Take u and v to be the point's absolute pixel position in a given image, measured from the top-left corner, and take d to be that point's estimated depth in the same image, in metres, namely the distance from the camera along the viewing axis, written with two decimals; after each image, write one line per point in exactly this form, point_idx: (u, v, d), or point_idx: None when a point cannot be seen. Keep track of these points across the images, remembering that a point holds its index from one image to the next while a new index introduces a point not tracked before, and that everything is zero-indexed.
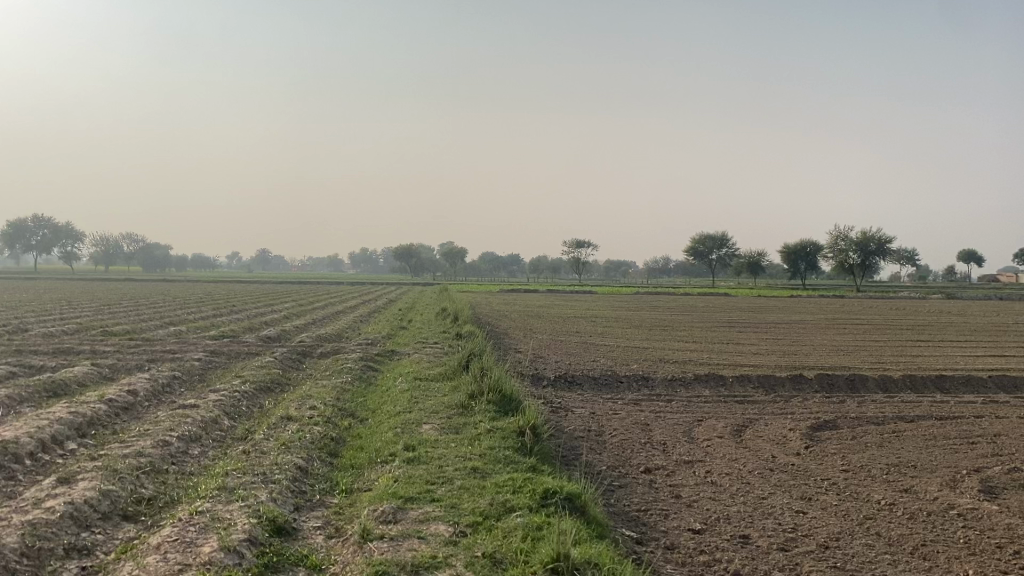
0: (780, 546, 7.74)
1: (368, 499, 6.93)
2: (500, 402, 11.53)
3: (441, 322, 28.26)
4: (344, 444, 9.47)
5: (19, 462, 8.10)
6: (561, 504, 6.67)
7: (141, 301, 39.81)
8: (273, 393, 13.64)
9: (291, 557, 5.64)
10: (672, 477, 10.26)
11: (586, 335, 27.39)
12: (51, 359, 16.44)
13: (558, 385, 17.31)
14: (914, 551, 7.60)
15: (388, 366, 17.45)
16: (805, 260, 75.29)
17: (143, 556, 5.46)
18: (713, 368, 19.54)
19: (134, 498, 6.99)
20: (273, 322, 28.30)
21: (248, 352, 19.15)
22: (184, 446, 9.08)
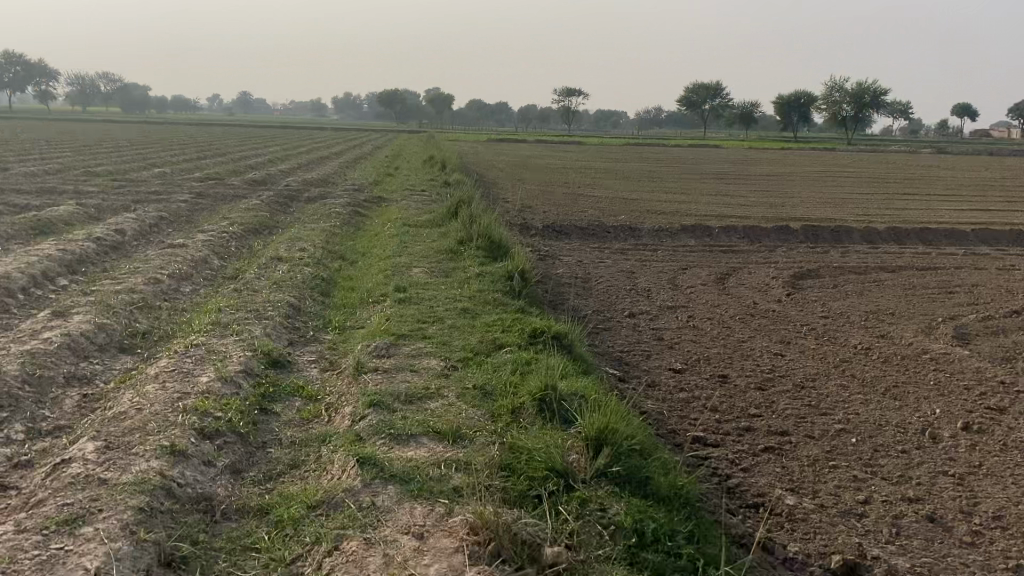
0: (757, 385, 8.04)
1: (360, 336, 7.07)
2: (488, 247, 11.59)
3: (429, 170, 27.98)
4: (335, 285, 9.57)
5: (12, 297, 8.18)
6: (549, 342, 6.84)
7: (122, 144, 39.02)
8: (262, 235, 13.64)
9: (288, 388, 5.82)
10: (656, 321, 10.50)
11: (575, 185, 27.25)
12: (36, 198, 16.28)
13: (546, 233, 17.40)
14: (886, 391, 7.91)
15: (377, 212, 17.40)
16: (799, 112, 74.23)
17: (142, 384, 5.62)
18: (701, 218, 19.60)
19: (129, 331, 7.10)
20: (259, 166, 27.95)
21: (234, 195, 19.00)
22: (175, 284, 9.16)
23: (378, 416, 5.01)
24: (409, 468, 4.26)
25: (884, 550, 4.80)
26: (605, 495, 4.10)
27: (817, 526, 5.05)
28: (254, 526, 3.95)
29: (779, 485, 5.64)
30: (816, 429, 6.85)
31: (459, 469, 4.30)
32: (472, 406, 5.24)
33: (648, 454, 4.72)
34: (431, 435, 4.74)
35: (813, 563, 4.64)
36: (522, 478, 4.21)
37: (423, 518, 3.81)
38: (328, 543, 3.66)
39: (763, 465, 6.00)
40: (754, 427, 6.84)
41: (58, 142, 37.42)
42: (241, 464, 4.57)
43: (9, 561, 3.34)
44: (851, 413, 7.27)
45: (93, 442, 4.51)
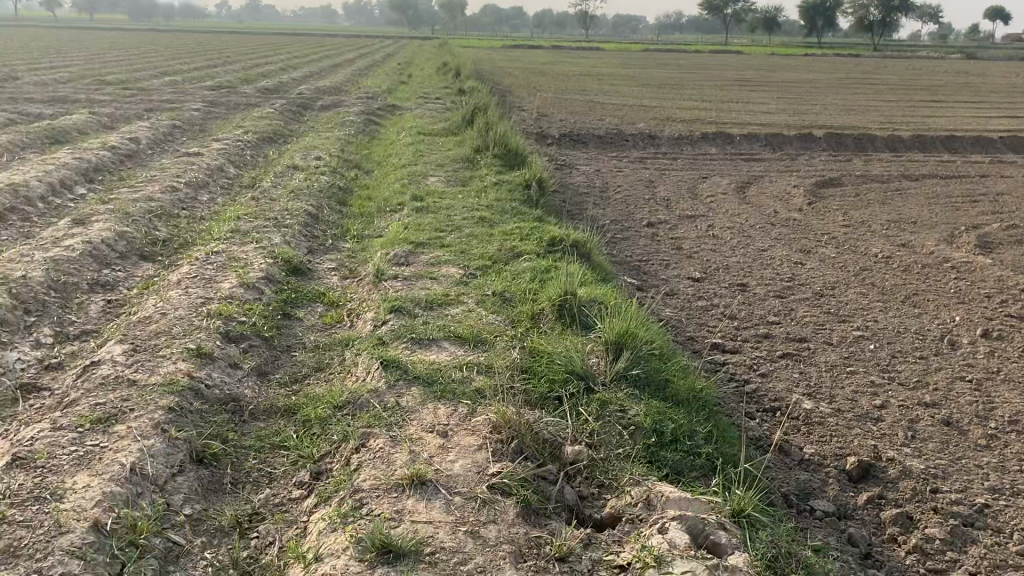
0: (776, 294, 8.02)
1: (379, 244, 7.06)
2: (505, 156, 11.45)
3: (443, 77, 27.47)
4: (352, 194, 9.52)
5: (32, 206, 8.20)
6: (568, 250, 6.81)
7: (133, 52, 38.47)
8: (277, 144, 13.53)
9: (309, 295, 5.85)
10: (675, 230, 10.43)
11: (592, 93, 26.72)
12: (48, 107, 16.16)
13: (564, 142, 17.15)
14: (905, 299, 7.89)
15: (392, 120, 17.17)
16: (824, 16, 71.88)
17: (166, 290, 5.66)
18: (721, 126, 19.24)
19: (150, 239, 7.13)
20: (271, 74, 27.51)
21: (247, 103, 18.78)
22: (193, 192, 9.13)
23: (399, 321, 5.05)
24: (431, 371, 4.32)
25: (899, 452, 4.87)
26: (626, 397, 4.15)
27: (833, 429, 5.12)
28: (281, 426, 4.05)
29: (797, 390, 5.69)
30: (835, 336, 6.87)
31: (481, 372, 4.35)
32: (492, 312, 5.26)
33: (668, 359, 4.75)
34: (451, 339, 4.78)
35: (829, 464, 4.72)
36: (543, 380, 4.26)
37: (447, 418, 3.88)
38: (355, 441, 3.75)
39: (781, 370, 6.04)
40: (772, 334, 6.86)
41: (69, 51, 36.92)
42: (267, 367, 4.65)
43: (48, 456, 3.45)
44: (869, 320, 7.27)
45: (121, 346, 4.59)
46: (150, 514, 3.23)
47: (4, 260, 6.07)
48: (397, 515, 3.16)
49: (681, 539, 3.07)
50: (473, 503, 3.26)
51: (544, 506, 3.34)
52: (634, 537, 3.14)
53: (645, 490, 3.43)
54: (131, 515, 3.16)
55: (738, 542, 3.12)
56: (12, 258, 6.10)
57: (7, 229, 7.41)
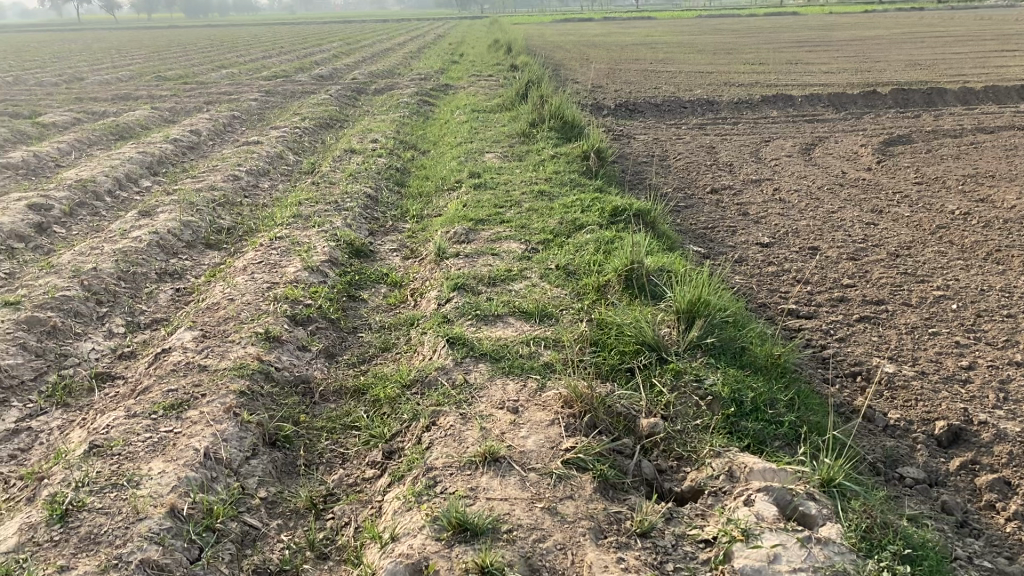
0: (850, 256, 7.75)
1: (439, 222, 7.00)
2: (562, 129, 11.27)
3: (495, 54, 27.28)
4: (409, 174, 9.48)
5: (100, 201, 8.39)
6: (631, 220, 6.63)
7: (190, 47, 39.19)
8: (333, 129, 13.59)
9: (372, 276, 5.83)
10: (741, 196, 10.14)
11: (646, 61, 26.20)
12: (112, 105, 16.55)
13: (619, 114, 16.85)
14: (988, 256, 7.51)
15: (445, 100, 17.12)
16: None
17: (231, 277, 5.69)
18: (782, 89, 18.69)
19: (214, 227, 7.21)
20: (324, 62, 27.73)
21: (303, 91, 18.95)
22: (254, 179, 9.23)
23: (464, 298, 4.98)
24: (498, 346, 4.24)
25: (991, 415, 4.62)
26: (701, 366, 3.99)
27: (918, 393, 4.88)
28: (351, 407, 4.02)
29: (877, 354, 5.47)
30: (914, 296, 6.58)
31: (549, 346, 4.26)
32: (556, 285, 5.14)
33: (742, 326, 4.57)
34: (517, 314, 4.70)
35: (916, 429, 4.50)
36: (614, 353, 4.15)
37: (517, 393, 3.81)
38: (425, 419, 3.70)
39: (858, 334, 5.81)
40: (847, 298, 6.62)
41: (129, 49, 37.78)
42: (334, 349, 4.62)
43: (124, 442, 3.48)
44: (950, 279, 6.95)
45: (190, 333, 4.62)
46: (225, 498, 3.23)
47: (75, 254, 6.19)
48: (471, 491, 3.09)
49: (767, 512, 2.94)
50: (549, 479, 3.17)
51: (621, 481, 3.26)
52: (717, 510, 3.03)
53: (725, 461, 3.29)
54: (206, 499, 3.16)
55: (828, 512, 2.97)
56: (83, 252, 6.22)
57: (78, 224, 7.59)
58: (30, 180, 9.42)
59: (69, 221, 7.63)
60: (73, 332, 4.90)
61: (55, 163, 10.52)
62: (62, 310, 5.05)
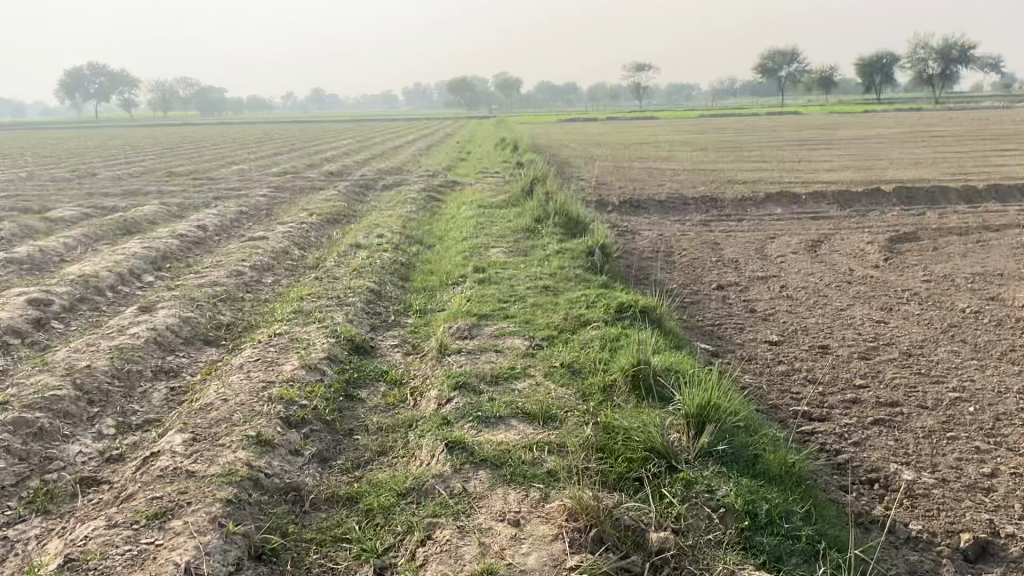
0: (861, 355, 7.60)
1: (442, 318, 6.89)
2: (567, 225, 11.29)
3: (501, 152, 27.77)
4: (414, 268, 9.44)
5: (102, 296, 8.34)
6: (637, 316, 6.50)
7: (203, 144, 40.07)
8: (340, 224, 13.68)
9: (372, 373, 5.70)
10: (748, 293, 10.05)
11: (651, 159, 26.62)
12: (122, 200, 16.76)
13: (624, 210, 16.98)
14: (1003, 356, 7.35)
15: (452, 196, 17.30)
16: (881, 74, 71.26)
17: (228, 376, 5.56)
18: (785, 186, 18.87)
19: (214, 324, 7.11)
20: (334, 159, 28.25)
21: (312, 187, 19.21)
22: (257, 274, 9.20)
23: (465, 399, 4.82)
24: (501, 452, 4.07)
25: (1019, 527, 4.39)
26: (712, 475, 3.80)
27: (940, 502, 4.66)
28: (345, 516, 3.83)
29: (894, 459, 5.26)
30: (930, 399, 6.39)
31: (553, 452, 4.08)
32: (561, 385, 4.98)
33: (754, 431, 4.39)
34: (520, 417, 4.53)
35: (939, 542, 4.27)
36: (621, 460, 3.97)
37: (518, 504, 3.61)
38: (421, 532, 3.50)
39: (874, 438, 5.61)
40: (860, 400, 6.44)
41: (144, 146, 38.67)
42: (329, 452, 4.45)
43: (101, 557, 3.28)
44: (965, 380, 6.78)
45: (181, 434, 4.45)
46: None
47: (70, 351, 6.08)
48: None
49: None
50: None
51: None
52: None
53: None
54: None
55: None
56: (78, 349, 6.12)
57: (78, 320, 7.52)
58: (34, 275, 9.41)
59: (69, 317, 7.56)
60: (61, 433, 4.73)
61: (61, 257, 10.55)
62: (51, 411, 4.90)
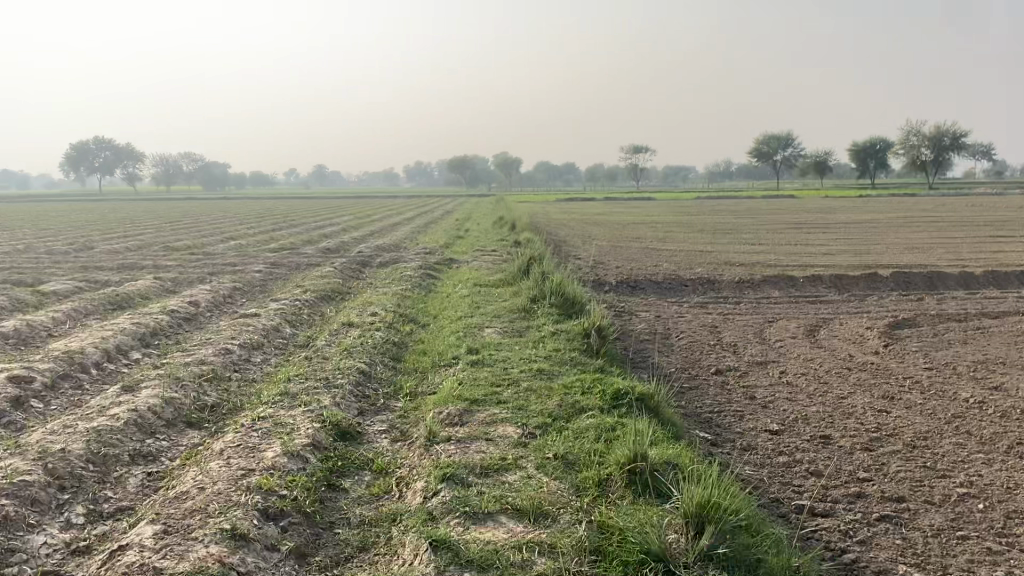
0: (864, 447, 7.38)
1: (433, 402, 6.70)
2: (563, 305, 11.17)
3: (498, 231, 27.92)
4: (407, 348, 9.28)
5: (86, 373, 8.15)
6: (633, 404, 6.31)
7: (203, 218, 40.35)
8: (334, 301, 13.57)
9: (357, 461, 5.48)
10: (746, 379, 9.87)
11: (647, 240, 26.75)
12: (117, 274, 16.69)
13: (621, 290, 16.92)
14: (1010, 450, 7.14)
15: (448, 274, 17.26)
16: (874, 159, 72.49)
17: (207, 462, 5.34)
18: (782, 269, 18.89)
19: (198, 405, 6.91)
20: (333, 235, 28.35)
21: (308, 264, 19.18)
22: (246, 353, 9.03)
23: (452, 492, 4.59)
24: (489, 552, 3.84)
25: None
26: None
27: None
28: None
29: (903, 561, 5.01)
30: (937, 494, 6.15)
31: (544, 554, 3.85)
32: (553, 478, 4.76)
33: (757, 532, 4.17)
34: (510, 513, 4.31)
35: None
36: (615, 565, 3.74)
37: None
38: None
39: (881, 537, 5.36)
40: (865, 494, 6.20)
41: (144, 219, 38.90)
42: (307, 548, 4.21)
43: None
44: (973, 475, 6.56)
45: (152, 526, 4.22)
46: None
47: (46, 432, 5.86)
48: None
49: None
50: None
51: None
52: None
53: None
54: None
55: None
56: (54, 430, 5.89)
57: (58, 398, 7.30)
58: (18, 350, 9.23)
59: (50, 395, 7.35)
60: (26, 522, 4.48)
61: (48, 332, 10.39)
62: (17, 498, 4.66)
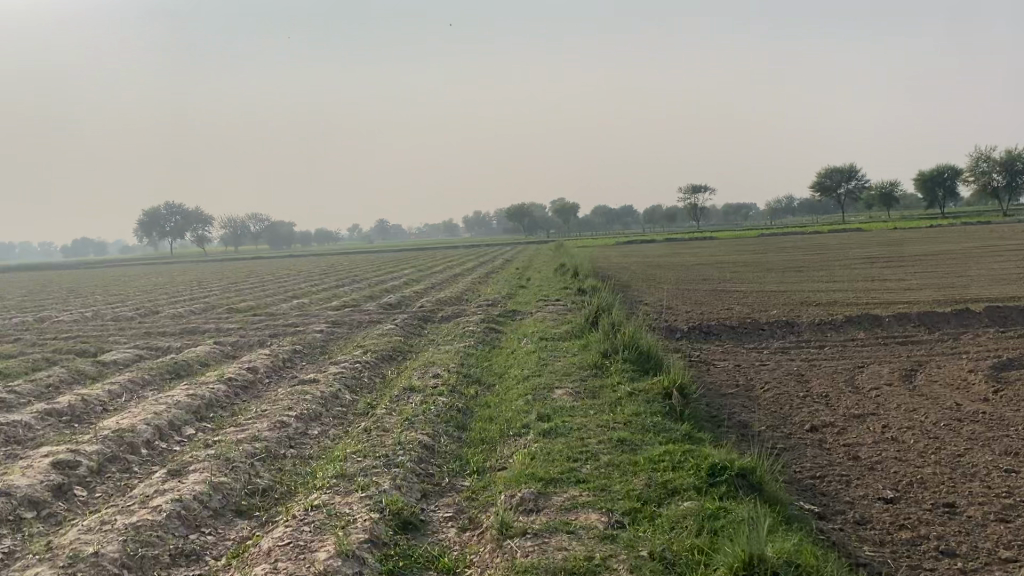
0: (998, 517, 6.40)
1: (503, 482, 5.99)
2: (638, 360, 10.37)
3: (560, 279, 27.28)
4: (471, 415, 8.57)
5: (135, 454, 7.66)
6: (733, 482, 5.52)
7: (265, 277, 40.73)
8: (396, 361, 13.02)
9: (422, 560, 4.80)
10: (846, 436, 8.92)
11: (716, 281, 25.76)
12: (178, 340, 16.51)
13: (694, 337, 16.04)
14: None
15: (512, 326, 16.63)
16: (943, 187, 69.96)
17: (252, 565, 4.72)
18: (864, 308, 17.76)
19: (248, 491, 6.32)
20: (393, 289, 28.08)
21: (369, 320, 18.79)
22: (303, 425, 8.45)
23: None
24: None
25: None
26: None
27: None
28: None
29: None
30: None
31: None
32: None
33: None
34: None
35: None
36: None
37: None
38: None
39: None
40: None
41: (208, 281, 39.46)
42: None
43: None
44: None
45: None
46: None
47: (81, 533, 5.33)
48: None
49: None
50: None
51: None
52: None
53: None
54: None
55: None
56: (91, 531, 5.37)
57: (103, 484, 6.82)
58: (69, 429, 8.86)
59: (94, 481, 6.88)
60: None
61: (103, 406, 10.04)
62: None
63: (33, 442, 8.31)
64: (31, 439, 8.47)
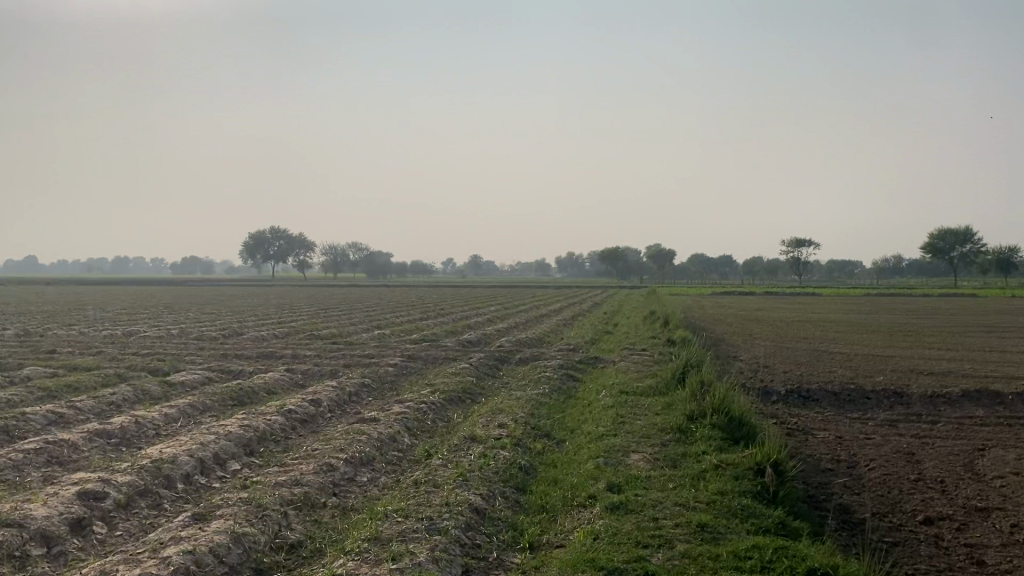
0: None
1: (556, 565, 5.13)
2: (726, 426, 9.31)
3: (649, 327, 26.15)
4: (535, 475, 7.73)
5: (170, 488, 7.13)
6: None
7: (353, 306, 40.89)
8: (465, 404, 12.27)
9: None
10: (968, 533, 7.67)
11: (815, 341, 24.16)
12: (251, 364, 16.24)
13: (790, 401, 14.75)
14: None
15: (591, 374, 15.71)
16: None
17: None
18: (983, 381, 16.07)
19: (274, 545, 5.64)
20: (476, 326, 27.48)
21: (445, 357, 18.16)
22: (352, 471, 7.76)
23: None
24: None
25: None
26: None
27: None
28: None
29: None
30: None
31: None
32: None
33: None
34: None
35: None
36: None
37: None
38: None
39: None
40: None
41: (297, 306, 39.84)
42: None
43: None
44: None
45: None
46: None
47: None
48: None
49: None
50: None
51: None
52: None
53: None
54: None
55: None
56: None
57: (126, 521, 6.27)
58: (113, 454, 8.43)
59: (118, 516, 6.33)
60: None
61: (155, 430, 9.63)
62: None
63: (74, 465, 7.91)
64: (73, 461, 8.07)
